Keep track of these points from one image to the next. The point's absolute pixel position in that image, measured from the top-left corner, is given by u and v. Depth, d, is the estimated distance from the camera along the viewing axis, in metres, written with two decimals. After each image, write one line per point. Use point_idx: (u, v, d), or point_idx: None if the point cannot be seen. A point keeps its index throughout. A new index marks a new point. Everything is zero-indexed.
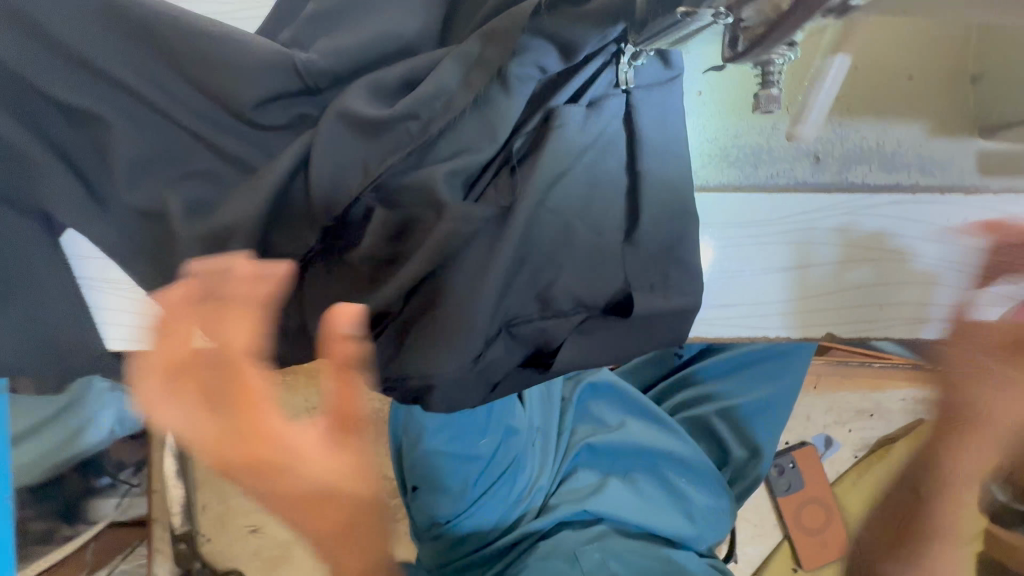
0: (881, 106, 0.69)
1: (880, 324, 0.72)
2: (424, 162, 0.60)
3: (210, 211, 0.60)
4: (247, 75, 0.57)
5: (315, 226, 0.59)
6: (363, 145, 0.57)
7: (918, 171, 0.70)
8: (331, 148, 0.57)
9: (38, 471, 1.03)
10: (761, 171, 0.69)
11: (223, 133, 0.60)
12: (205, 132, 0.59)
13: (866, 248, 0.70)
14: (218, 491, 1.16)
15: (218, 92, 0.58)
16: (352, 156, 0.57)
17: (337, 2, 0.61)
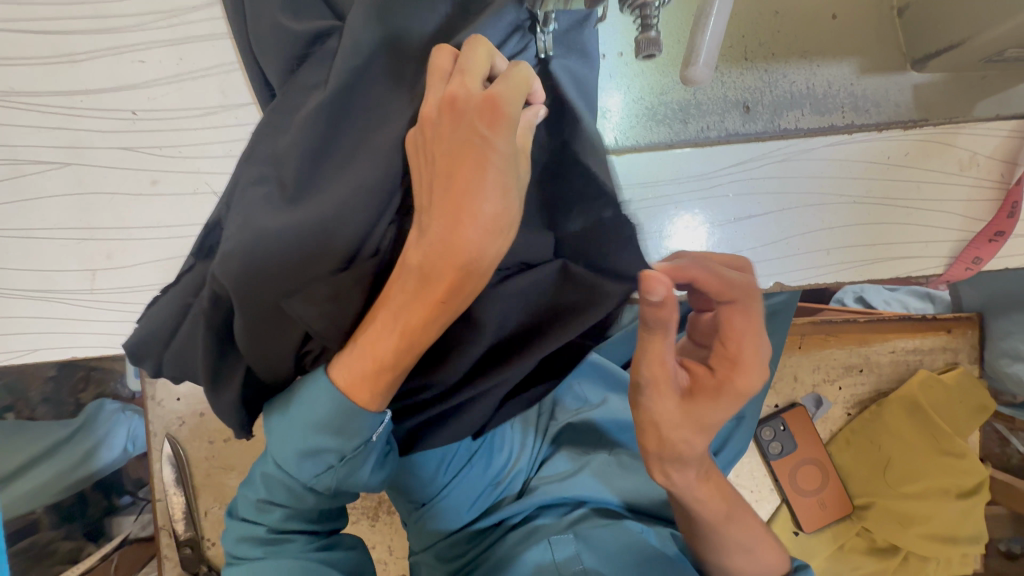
0: (807, 49, 0.68)
1: (831, 270, 0.71)
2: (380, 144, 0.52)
3: None
4: (277, 111, 0.55)
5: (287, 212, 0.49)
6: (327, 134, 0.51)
7: (851, 111, 0.69)
8: (312, 142, 0.50)
9: (56, 493, 1.11)
10: (691, 126, 0.69)
11: (254, 159, 0.53)
12: (247, 165, 0.54)
13: (806, 195, 0.70)
14: (217, 496, 1.20)
15: (251, 146, 0.55)
16: (324, 156, 0.51)
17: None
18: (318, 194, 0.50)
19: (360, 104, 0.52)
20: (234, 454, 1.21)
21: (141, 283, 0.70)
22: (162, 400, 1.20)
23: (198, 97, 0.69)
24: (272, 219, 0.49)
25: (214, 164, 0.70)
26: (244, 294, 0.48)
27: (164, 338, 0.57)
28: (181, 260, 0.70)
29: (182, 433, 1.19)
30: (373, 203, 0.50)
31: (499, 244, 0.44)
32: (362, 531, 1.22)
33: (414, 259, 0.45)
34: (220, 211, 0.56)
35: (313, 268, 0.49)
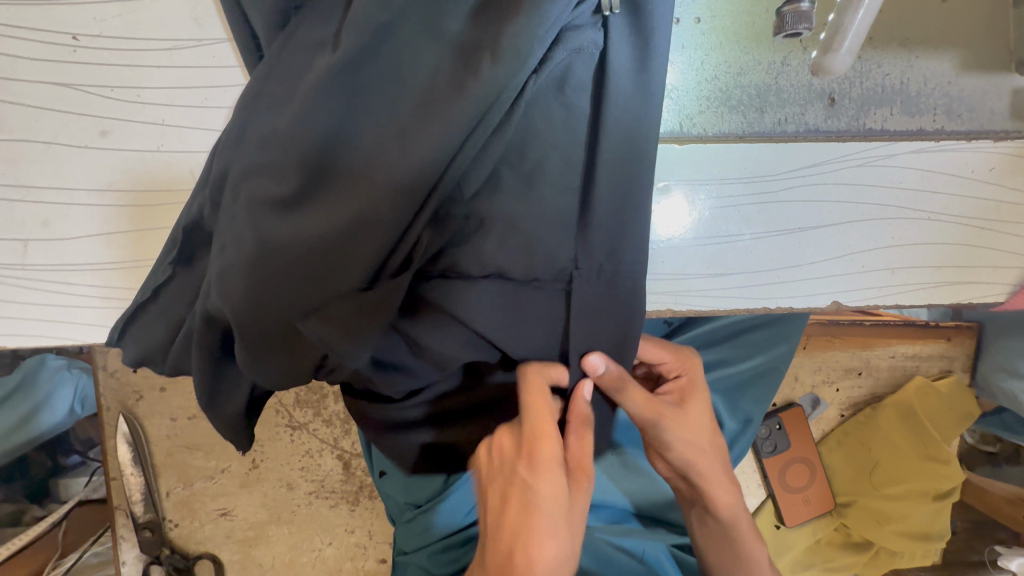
0: (907, 38, 0.58)
1: (892, 292, 0.65)
2: (384, 140, 0.44)
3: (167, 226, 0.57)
4: (269, 91, 0.48)
5: (286, 225, 0.46)
6: (327, 130, 0.45)
7: (944, 114, 0.60)
8: (309, 142, 0.45)
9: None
10: (767, 117, 0.58)
11: (242, 152, 0.48)
12: (234, 156, 0.49)
13: (880, 206, 0.62)
14: (181, 476, 1.10)
15: (234, 132, 0.49)
16: (324, 157, 0.45)
17: None
18: (315, 204, 0.46)
19: (366, 89, 0.45)
20: (200, 433, 1.10)
21: (82, 261, 0.60)
22: (115, 371, 1.07)
23: (162, 25, 0.55)
24: (277, 233, 0.46)
25: (181, 116, 0.57)
26: (254, 313, 0.48)
27: (162, 345, 0.56)
28: (137, 235, 0.60)
29: (140, 408, 1.07)
30: (383, 226, 0.44)
31: (589, 476, 0.59)
32: (341, 515, 1.15)
33: (566, 552, 0.54)
34: (204, 211, 0.51)
35: (320, 290, 0.46)
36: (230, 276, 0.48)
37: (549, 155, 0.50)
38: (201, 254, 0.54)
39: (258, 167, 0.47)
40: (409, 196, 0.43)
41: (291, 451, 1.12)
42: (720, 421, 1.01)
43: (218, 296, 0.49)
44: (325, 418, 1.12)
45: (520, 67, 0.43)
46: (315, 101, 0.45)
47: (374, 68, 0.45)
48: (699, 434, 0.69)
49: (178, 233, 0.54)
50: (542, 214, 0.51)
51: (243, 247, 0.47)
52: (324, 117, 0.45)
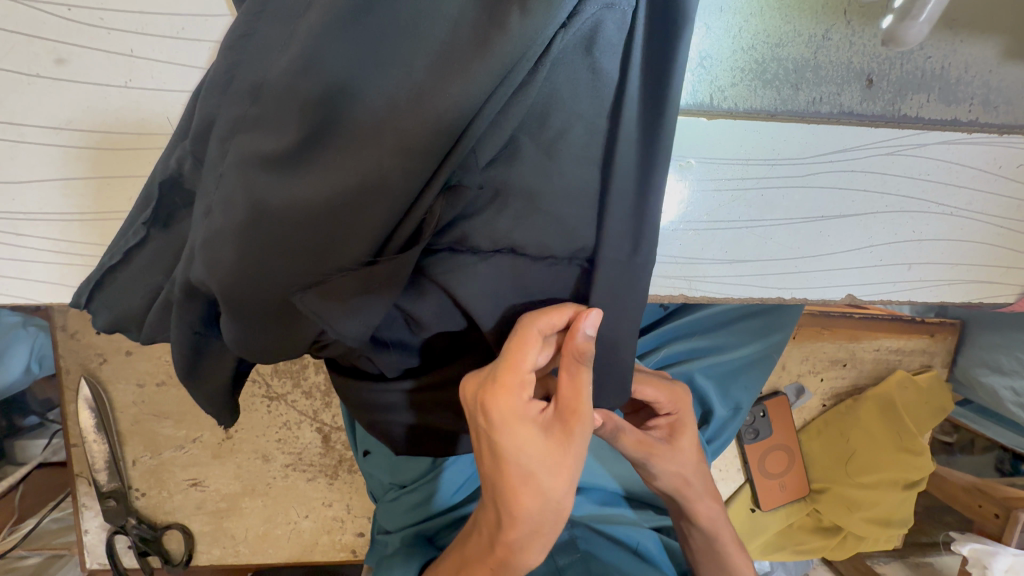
0: (953, 17, 0.54)
1: (906, 288, 0.64)
2: (399, 95, 0.39)
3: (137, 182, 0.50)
4: (258, 26, 0.41)
5: (283, 189, 0.41)
6: (331, 80, 0.39)
7: (980, 105, 0.57)
8: (310, 92, 0.39)
9: None
10: (802, 95, 0.54)
11: (226, 99, 0.42)
12: (216, 103, 0.42)
13: (905, 199, 0.60)
14: (149, 444, 1.05)
15: (213, 74, 0.42)
16: (327, 111, 0.39)
17: None
18: (317, 166, 0.40)
19: (376, 34, 0.39)
20: (169, 401, 1.04)
21: (46, 208, 0.55)
22: (77, 332, 0.99)
23: None
24: (271, 198, 0.41)
25: (152, 49, 0.51)
26: (244, 287, 0.43)
27: (135, 315, 0.50)
28: (102, 183, 0.55)
29: (104, 372, 1.00)
30: (394, 194, 0.40)
31: (582, 423, 0.48)
32: (319, 489, 1.12)
33: (545, 500, 0.47)
34: (181, 166, 0.45)
35: (323, 263, 0.42)
36: (217, 243, 0.42)
37: (573, 123, 0.46)
38: (179, 216, 0.47)
39: (248, 119, 0.41)
40: (424, 160, 0.39)
41: (268, 422, 1.07)
42: (711, 407, 1.00)
43: (202, 265, 0.43)
44: (305, 389, 1.07)
45: (551, 19, 0.38)
46: (318, 45, 0.39)
47: (388, 10, 0.39)
48: (688, 464, 0.74)
49: (151, 191, 0.47)
50: (562, 188, 0.48)
51: (232, 211, 0.41)
52: (329, 64, 0.39)
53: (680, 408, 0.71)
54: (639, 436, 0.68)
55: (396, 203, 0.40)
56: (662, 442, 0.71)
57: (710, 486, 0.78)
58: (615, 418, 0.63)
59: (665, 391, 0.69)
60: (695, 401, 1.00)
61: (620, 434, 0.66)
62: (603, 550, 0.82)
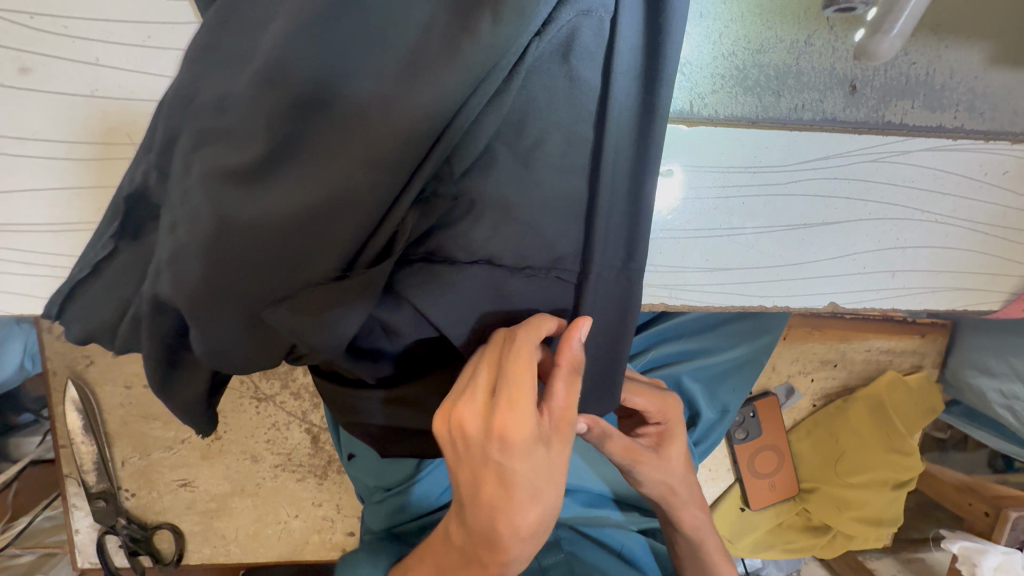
0: (939, 22, 0.54)
1: (890, 296, 0.63)
2: (367, 108, 0.38)
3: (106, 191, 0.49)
4: (229, 38, 0.41)
5: (251, 202, 0.40)
6: (297, 91, 0.38)
7: (966, 112, 0.56)
8: (276, 104, 0.38)
9: None
10: (784, 102, 0.53)
11: (194, 110, 0.41)
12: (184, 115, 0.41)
13: (889, 206, 0.59)
14: (137, 445, 1.05)
15: (181, 85, 0.42)
16: (293, 123, 0.39)
17: None
18: (284, 179, 0.40)
19: (343, 45, 0.38)
20: (156, 402, 1.03)
21: (17, 216, 0.55)
22: (63, 333, 0.98)
23: None
24: (238, 212, 0.40)
25: (121, 58, 0.50)
26: (214, 300, 0.42)
27: (108, 328, 0.49)
28: (74, 193, 0.55)
29: (91, 373, 1.00)
30: (362, 207, 0.39)
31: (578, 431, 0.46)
32: (309, 489, 1.12)
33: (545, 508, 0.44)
34: (150, 179, 0.44)
35: (292, 276, 0.42)
36: (185, 257, 0.42)
37: (550, 132, 0.46)
38: (149, 228, 0.47)
39: (216, 131, 0.40)
40: (393, 174, 0.38)
41: (257, 424, 1.08)
42: (698, 410, 1.00)
43: (171, 279, 0.43)
44: (293, 391, 1.07)
45: (523, 29, 0.38)
46: (284, 56, 0.38)
47: (357, 21, 0.39)
48: (675, 473, 0.74)
49: (120, 203, 0.47)
50: (539, 198, 0.47)
51: (200, 224, 0.41)
52: (296, 76, 0.38)
53: (670, 418, 0.71)
54: (627, 443, 0.68)
55: (366, 218, 0.39)
56: (650, 450, 0.71)
57: (695, 494, 0.78)
58: (603, 423, 0.62)
59: (656, 403, 0.69)
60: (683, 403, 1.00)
61: (608, 441, 0.65)
62: (589, 553, 0.83)
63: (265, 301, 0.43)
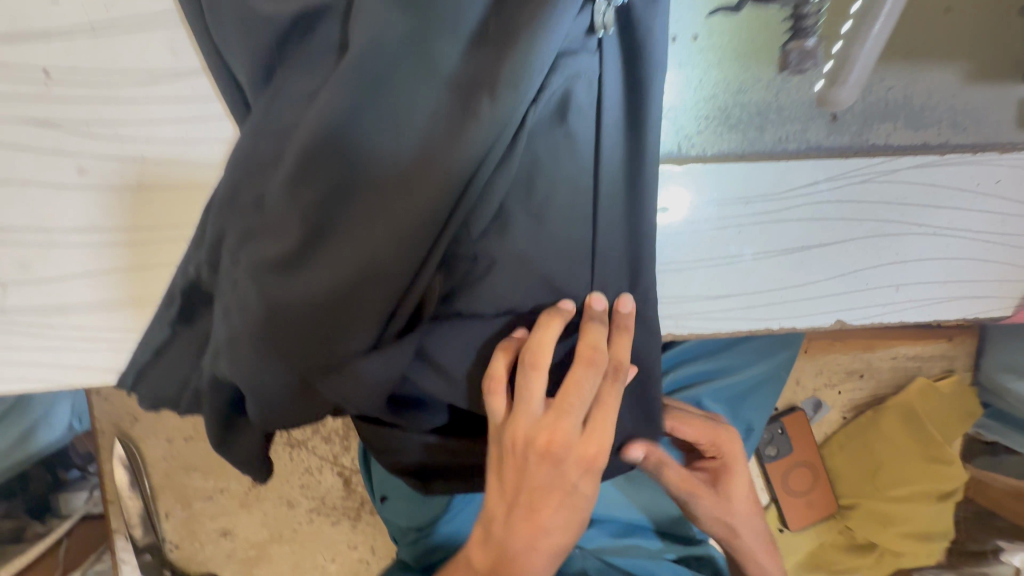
0: (912, 49, 0.57)
1: (898, 309, 0.64)
2: (389, 197, 0.43)
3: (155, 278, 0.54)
4: (257, 146, 0.45)
5: (293, 288, 0.45)
6: (327, 188, 0.43)
7: (949, 127, 0.59)
8: (310, 201, 0.43)
9: None
10: (768, 135, 0.57)
11: (235, 211, 0.46)
12: (227, 217, 0.46)
13: (885, 224, 0.61)
14: (180, 497, 1.09)
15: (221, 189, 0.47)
16: (325, 216, 0.44)
17: None
18: (319, 266, 0.44)
19: (360, 143, 0.43)
20: (197, 454, 1.08)
21: (69, 302, 0.53)
22: (109, 394, 1.05)
23: (138, 60, 0.48)
24: (282, 296, 0.45)
25: (163, 149, 0.51)
26: (263, 375, 0.47)
27: (168, 401, 0.54)
28: (121, 276, 0.53)
29: (135, 430, 1.06)
30: (389, 279, 0.43)
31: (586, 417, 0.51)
32: (343, 532, 1.14)
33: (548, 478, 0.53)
34: (200, 271, 0.49)
35: (327, 350, 0.45)
36: (238, 338, 0.47)
37: (552, 186, 0.49)
38: (202, 311, 0.52)
39: (257, 228, 0.45)
40: (415, 249, 0.43)
41: (291, 469, 1.11)
42: None
43: (226, 358, 0.48)
44: (324, 435, 1.10)
45: (519, 102, 0.42)
46: (310, 154, 0.43)
47: (370, 119, 0.43)
48: (737, 512, 0.72)
49: (175, 291, 0.51)
50: (546, 248, 0.50)
51: (248, 310, 0.46)
52: (324, 176, 0.43)
53: (726, 451, 0.71)
54: (683, 474, 0.69)
55: (393, 288, 0.44)
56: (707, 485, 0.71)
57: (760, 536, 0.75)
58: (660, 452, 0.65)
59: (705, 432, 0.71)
60: None
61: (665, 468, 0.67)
62: None
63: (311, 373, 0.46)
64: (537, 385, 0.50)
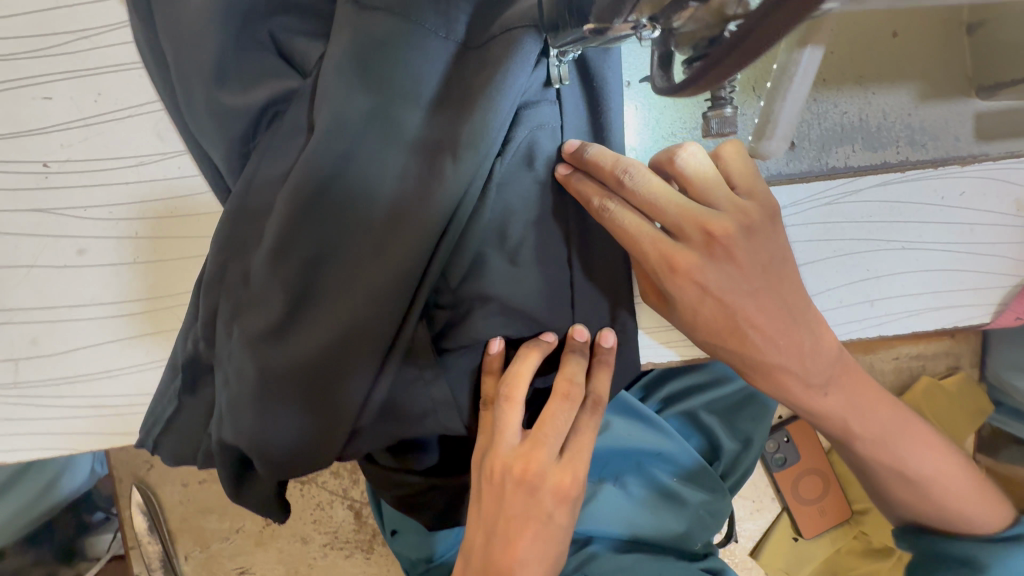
0: (861, 74, 0.59)
1: (877, 323, 0.64)
2: (367, 264, 0.46)
3: (149, 344, 0.56)
4: (237, 227, 0.48)
5: (286, 355, 0.48)
6: (308, 261, 0.46)
7: (908, 145, 0.60)
8: (292, 275, 0.46)
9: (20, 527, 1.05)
10: None
11: (223, 291, 0.49)
12: (217, 296, 0.49)
13: (854, 242, 0.62)
14: (198, 539, 1.12)
15: (210, 267, 0.49)
16: (308, 287, 0.47)
17: (174, 40, 0.46)
18: (308, 333, 0.47)
19: (333, 218, 0.46)
20: (212, 496, 1.12)
21: (79, 372, 0.56)
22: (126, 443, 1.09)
23: (123, 144, 0.52)
24: (276, 365, 0.48)
25: (154, 226, 0.54)
26: (265, 440, 0.49)
27: (183, 461, 0.57)
28: (125, 343, 0.56)
29: (152, 476, 1.09)
30: (374, 338, 0.46)
31: (555, 442, 0.52)
32: (358, 564, 1.16)
33: (524, 508, 0.52)
34: (196, 347, 0.52)
35: (325, 412, 0.49)
36: (240, 406, 0.49)
37: (526, 232, 0.51)
38: (205, 382, 0.54)
39: (246, 304, 0.48)
40: (395, 306, 0.46)
41: (303, 505, 1.14)
42: (718, 442, 0.99)
43: (231, 425, 0.50)
44: (333, 470, 1.13)
45: (481, 159, 0.44)
46: (288, 236, 0.45)
47: (340, 193, 0.45)
48: None
49: (177, 363, 0.54)
50: (519, 291, 0.51)
51: (245, 380, 0.49)
52: (304, 251, 0.46)
53: None
54: None
55: (375, 346, 0.46)
56: None
57: None
58: None
59: None
60: (702, 436, 1.00)
61: None
62: None
63: (313, 426, 0.49)
64: (512, 415, 0.52)
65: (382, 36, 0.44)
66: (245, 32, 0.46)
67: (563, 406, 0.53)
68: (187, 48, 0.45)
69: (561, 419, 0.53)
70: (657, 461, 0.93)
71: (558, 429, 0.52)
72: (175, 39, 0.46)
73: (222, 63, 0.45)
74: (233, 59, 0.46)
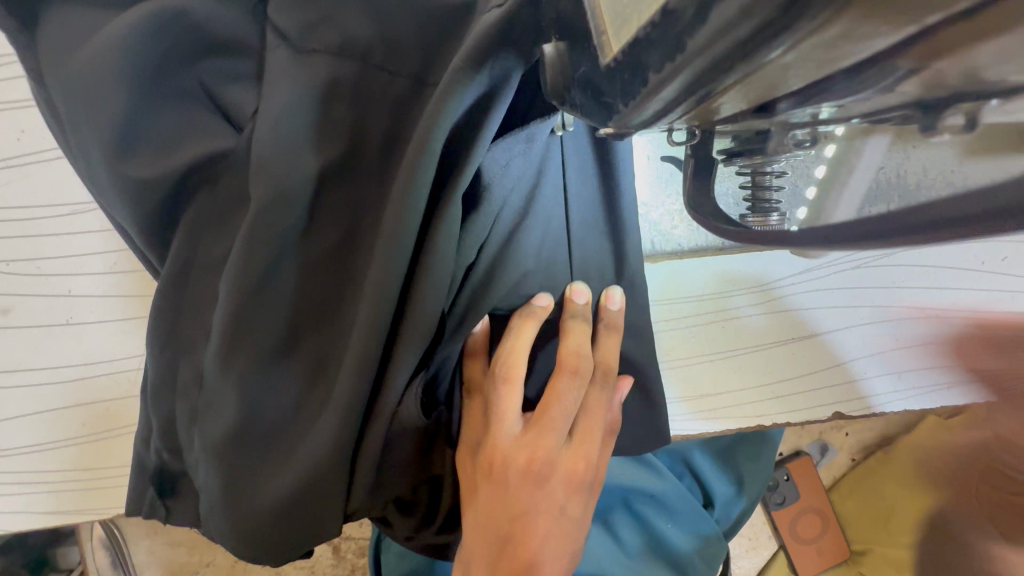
0: None
1: (904, 398, 0.57)
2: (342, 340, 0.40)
3: (84, 413, 0.49)
4: (194, 314, 0.42)
5: (252, 455, 0.42)
6: (270, 350, 0.40)
7: None
8: (251, 365, 0.40)
9: None
10: None
11: (177, 390, 0.43)
12: (173, 392, 0.43)
13: (881, 309, 0.56)
14: None
15: (164, 354, 0.43)
16: (267, 378, 0.41)
17: (79, 81, 0.38)
18: (280, 426, 0.41)
19: (291, 299, 0.40)
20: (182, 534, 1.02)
21: (7, 445, 0.49)
22: None
23: (57, 191, 0.46)
24: (242, 465, 0.42)
25: (89, 282, 0.48)
26: (247, 542, 0.43)
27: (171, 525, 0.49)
28: (58, 413, 0.49)
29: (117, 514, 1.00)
30: (337, 430, 0.38)
31: (565, 422, 0.41)
32: None
33: (532, 504, 0.39)
34: (163, 458, 0.45)
35: (307, 519, 0.42)
36: (217, 507, 0.43)
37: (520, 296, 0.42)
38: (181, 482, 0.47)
39: (200, 405, 0.42)
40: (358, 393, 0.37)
41: None
42: (710, 486, 0.88)
43: (213, 529, 0.44)
44: None
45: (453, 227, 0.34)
46: (236, 329, 0.39)
47: (296, 265, 0.40)
48: None
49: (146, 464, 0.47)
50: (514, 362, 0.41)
51: (210, 482, 0.43)
52: (262, 338, 0.40)
53: None
54: None
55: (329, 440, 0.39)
56: None
57: None
58: None
59: None
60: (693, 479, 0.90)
61: None
62: None
63: (297, 524, 0.42)
64: (509, 398, 0.41)
65: (332, 85, 0.37)
66: (160, 84, 0.38)
67: (572, 383, 0.41)
68: (84, 105, 0.38)
69: (574, 398, 0.41)
70: (648, 501, 0.83)
71: (568, 410, 0.41)
72: (73, 94, 0.38)
73: (132, 123, 0.38)
74: (145, 117, 0.39)
